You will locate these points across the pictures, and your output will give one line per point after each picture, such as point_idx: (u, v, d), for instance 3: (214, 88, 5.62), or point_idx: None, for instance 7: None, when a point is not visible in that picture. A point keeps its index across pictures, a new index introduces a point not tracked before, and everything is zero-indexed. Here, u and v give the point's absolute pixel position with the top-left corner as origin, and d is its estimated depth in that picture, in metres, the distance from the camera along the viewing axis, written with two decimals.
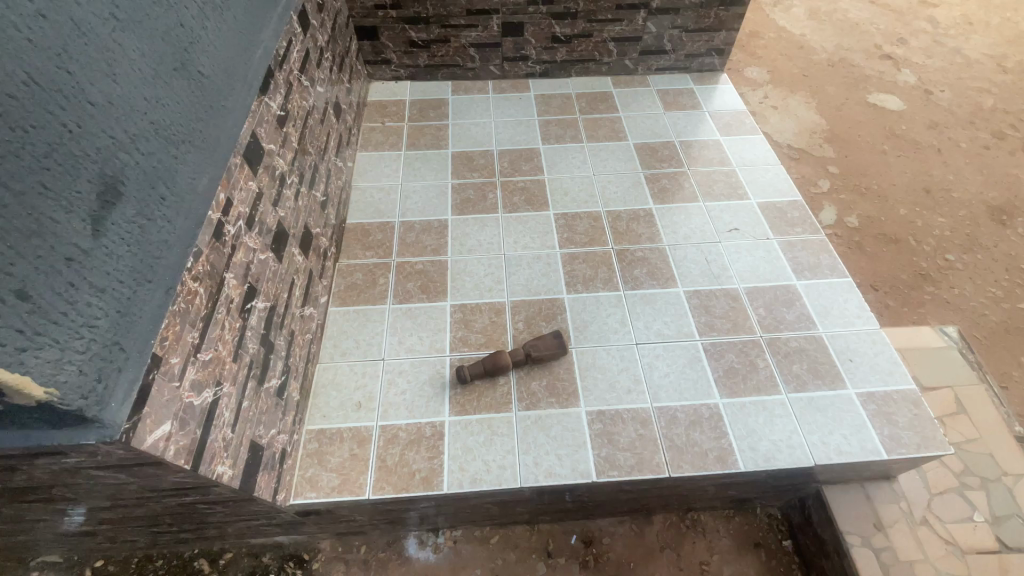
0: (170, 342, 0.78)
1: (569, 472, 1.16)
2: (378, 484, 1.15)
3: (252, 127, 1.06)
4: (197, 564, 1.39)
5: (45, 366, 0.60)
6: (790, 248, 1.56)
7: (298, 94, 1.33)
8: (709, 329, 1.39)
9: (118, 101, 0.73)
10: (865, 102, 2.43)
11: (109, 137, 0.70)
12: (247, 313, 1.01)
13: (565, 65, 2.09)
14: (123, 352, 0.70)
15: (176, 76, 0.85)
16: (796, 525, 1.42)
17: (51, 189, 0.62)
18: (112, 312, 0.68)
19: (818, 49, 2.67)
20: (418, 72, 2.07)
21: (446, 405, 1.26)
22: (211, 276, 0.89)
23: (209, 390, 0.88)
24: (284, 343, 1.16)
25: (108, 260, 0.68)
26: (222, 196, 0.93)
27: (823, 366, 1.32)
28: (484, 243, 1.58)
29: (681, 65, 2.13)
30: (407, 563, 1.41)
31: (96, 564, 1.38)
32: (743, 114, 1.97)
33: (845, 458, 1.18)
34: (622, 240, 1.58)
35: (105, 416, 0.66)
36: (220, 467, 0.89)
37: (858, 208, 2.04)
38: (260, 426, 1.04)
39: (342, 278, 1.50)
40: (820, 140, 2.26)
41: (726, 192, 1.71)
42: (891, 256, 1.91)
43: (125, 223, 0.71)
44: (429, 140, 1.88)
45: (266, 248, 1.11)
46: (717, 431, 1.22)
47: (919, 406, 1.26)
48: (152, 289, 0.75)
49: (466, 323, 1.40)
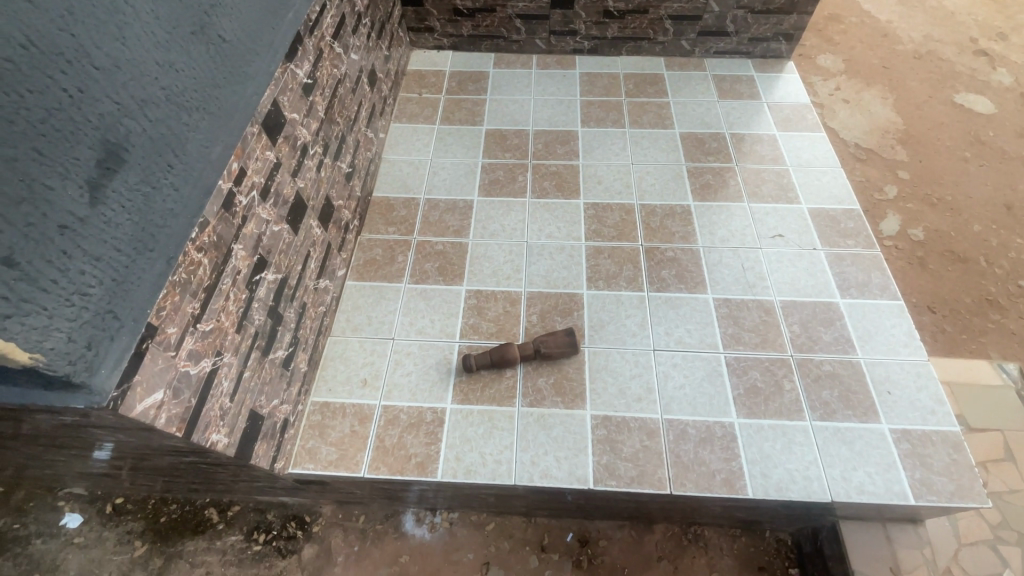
0: (167, 311, 0.78)
1: (567, 476, 1.13)
2: (374, 464, 1.16)
3: (273, 95, 1.04)
4: (207, 513, 1.46)
5: (31, 333, 0.61)
6: (837, 261, 1.44)
7: (328, 61, 1.30)
8: (735, 342, 1.30)
9: (126, 65, 0.71)
10: (949, 102, 2.18)
11: (114, 103, 0.69)
12: (255, 285, 1.01)
13: (616, 43, 1.97)
14: (117, 321, 0.70)
15: (193, 40, 0.82)
16: (805, 555, 1.35)
17: (47, 155, 0.61)
18: (108, 280, 0.69)
19: (905, 39, 2.40)
20: (461, 42, 2.00)
21: (449, 392, 1.25)
22: (218, 247, 0.89)
23: (209, 360, 0.88)
24: (293, 315, 1.17)
25: (106, 228, 0.68)
26: (234, 165, 0.92)
27: (856, 395, 1.22)
28: (508, 228, 1.53)
29: (743, 50, 1.97)
30: (402, 538, 1.43)
31: (116, 501, 1.47)
32: (806, 108, 1.81)
33: (867, 498, 1.10)
34: (653, 237, 1.49)
35: (94, 383, 0.67)
36: (214, 435, 0.91)
37: (924, 220, 1.85)
38: (262, 396, 1.06)
39: (362, 253, 1.49)
40: (891, 142, 2.05)
41: (775, 193, 1.58)
42: (955, 277, 1.73)
43: (127, 191, 0.71)
44: (464, 115, 1.82)
45: (281, 220, 1.10)
46: (728, 452, 1.15)
47: (960, 452, 1.14)
48: (153, 259, 0.75)
49: (480, 309, 1.37)
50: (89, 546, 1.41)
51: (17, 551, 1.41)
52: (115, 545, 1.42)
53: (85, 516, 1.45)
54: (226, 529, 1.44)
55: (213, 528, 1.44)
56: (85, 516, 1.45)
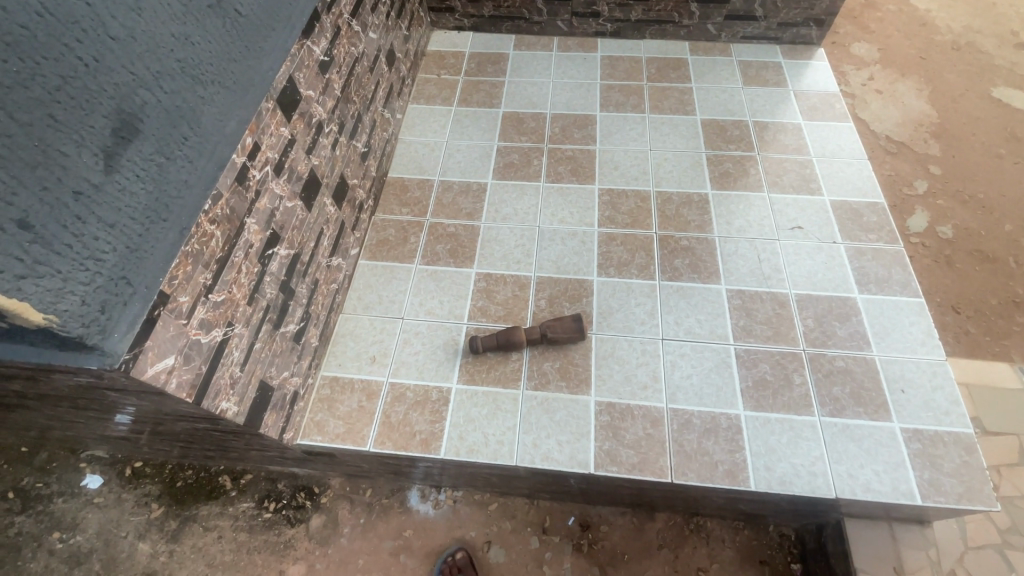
0: (179, 280, 0.80)
1: (568, 460, 1.13)
2: (379, 439, 1.18)
3: (288, 72, 1.05)
4: (220, 480, 1.52)
5: (45, 294, 0.63)
6: (858, 256, 1.39)
7: (346, 40, 1.30)
8: (747, 334, 1.28)
9: (141, 36, 0.72)
10: (986, 96, 2.09)
11: (129, 74, 0.71)
12: (267, 259, 1.03)
13: (639, 25, 1.92)
14: (130, 287, 0.73)
15: (209, 13, 0.83)
16: (809, 551, 1.35)
17: (61, 122, 0.63)
18: (121, 247, 0.71)
19: (944, 28, 2.30)
20: (482, 23, 1.98)
21: (455, 372, 1.26)
22: (230, 220, 0.91)
23: (220, 330, 0.91)
24: (305, 290, 1.19)
25: (121, 196, 0.70)
26: (247, 140, 0.94)
27: (867, 393, 1.19)
28: (520, 212, 1.52)
29: (771, 35, 1.90)
30: (407, 513, 1.46)
31: (135, 465, 1.54)
32: (834, 97, 1.75)
33: (873, 497, 1.08)
34: (667, 225, 1.47)
35: (106, 345, 0.69)
36: (224, 403, 0.94)
37: (953, 217, 1.79)
38: (272, 368, 1.08)
39: (375, 232, 1.50)
40: (923, 136, 1.98)
41: (797, 184, 1.54)
42: (982, 277, 1.67)
43: (141, 160, 0.73)
44: (482, 97, 1.81)
45: (294, 196, 1.12)
46: (732, 444, 1.14)
47: (973, 454, 1.11)
48: (166, 229, 0.77)
49: (489, 293, 1.38)
50: (108, 506, 1.48)
51: (40, 509, 1.48)
52: (133, 506, 1.48)
53: (105, 478, 1.52)
54: (239, 496, 1.49)
55: (226, 495, 1.50)
56: (105, 477, 1.52)
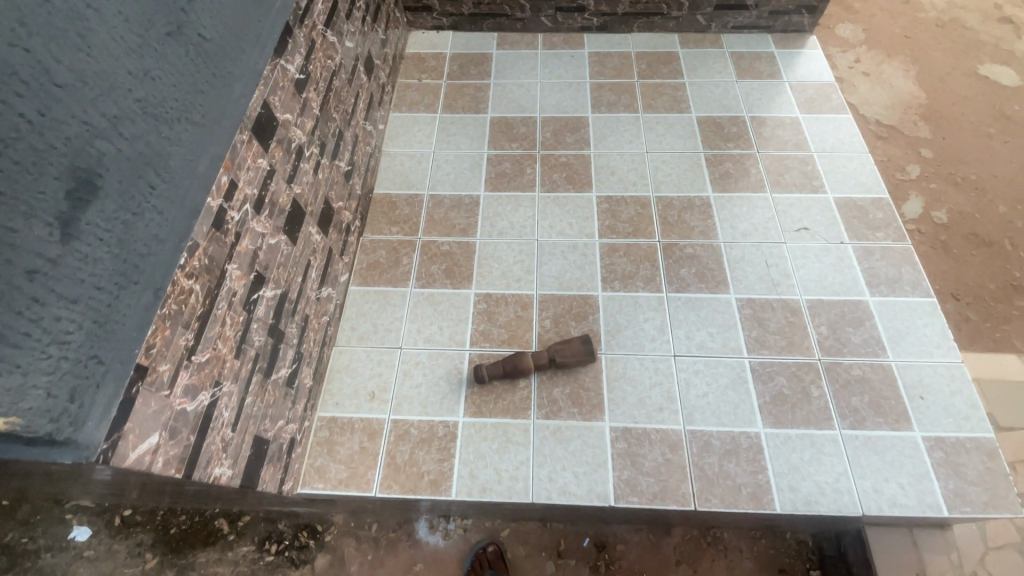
0: (158, 348, 0.73)
1: (586, 493, 1.09)
2: (385, 483, 1.11)
3: (262, 97, 0.96)
4: (217, 524, 1.44)
5: (4, 395, 0.54)
6: (866, 256, 1.36)
7: (321, 52, 1.20)
8: (760, 345, 1.24)
9: (93, 78, 0.63)
10: (973, 74, 2.06)
11: (81, 124, 0.61)
12: (253, 305, 0.95)
13: (627, 19, 1.84)
14: (101, 366, 0.64)
15: (169, 42, 0.74)
16: (828, 558, 1.33)
17: (7, 192, 0.54)
18: (88, 323, 0.62)
19: (927, 5, 2.26)
20: (462, 21, 1.88)
21: (461, 404, 1.19)
22: (210, 270, 0.83)
23: (207, 393, 0.83)
24: (296, 330, 1.11)
25: (83, 266, 0.62)
26: (222, 179, 0.85)
27: (886, 402, 1.16)
28: (517, 225, 1.45)
29: (763, 24, 1.84)
30: (416, 545, 1.40)
31: (125, 513, 1.45)
32: (831, 87, 1.70)
33: (900, 512, 1.05)
34: (670, 233, 1.41)
35: (79, 437, 0.61)
36: (218, 470, 0.86)
37: (947, 201, 1.77)
38: (266, 420, 1.01)
39: (365, 255, 1.42)
40: (913, 118, 1.95)
41: (800, 182, 1.49)
42: (980, 262, 1.65)
43: (103, 221, 0.64)
44: (467, 102, 1.72)
45: (278, 231, 1.03)
46: (754, 464, 1.10)
47: (996, 460, 1.09)
48: (138, 293, 0.69)
49: (490, 315, 1.31)
50: (99, 559, 1.40)
51: (27, 566, 1.39)
52: (126, 558, 1.40)
53: (93, 529, 1.43)
54: (238, 540, 1.42)
55: (224, 539, 1.42)
56: (94, 528, 1.43)
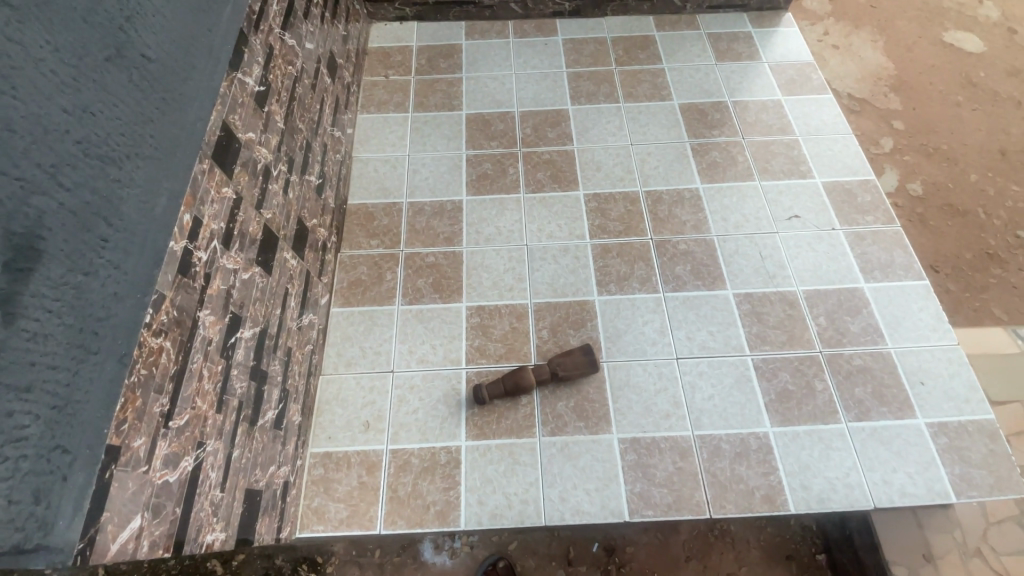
0: (131, 422, 0.65)
1: (600, 511, 1.06)
2: (389, 518, 1.06)
3: (220, 117, 0.86)
4: (209, 565, 1.35)
5: None
6: (858, 241, 1.35)
7: (280, 58, 1.09)
8: (761, 341, 1.22)
9: (21, 123, 0.53)
10: (939, 41, 2.06)
11: (12, 180, 0.52)
12: (231, 350, 0.87)
13: (600, 2, 1.76)
14: (67, 455, 0.56)
15: (110, 69, 0.64)
16: (833, 541, 1.34)
17: None
18: (46, 411, 0.54)
19: None
20: (426, 11, 1.77)
21: (462, 427, 1.14)
22: (181, 323, 0.74)
23: (190, 457, 0.76)
24: (279, 366, 1.03)
25: (32, 346, 0.53)
26: (185, 218, 0.76)
27: (888, 390, 1.16)
28: (504, 230, 1.38)
29: (738, 2, 1.79)
30: (423, 567, 1.36)
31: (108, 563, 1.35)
32: (810, 66, 1.67)
33: (910, 502, 1.06)
34: (662, 229, 1.37)
35: (52, 541, 0.54)
36: (208, 536, 0.80)
37: (921, 173, 1.78)
38: (256, 470, 0.93)
39: (345, 273, 1.33)
40: (884, 90, 1.94)
41: (787, 168, 1.47)
42: (957, 232, 1.67)
43: (51, 290, 0.55)
44: (440, 98, 1.62)
45: (251, 264, 0.94)
46: (765, 466, 1.09)
47: (996, 441, 1.11)
48: (100, 363, 0.60)
49: (484, 329, 1.25)
50: None
51: None
52: None
53: None
54: None
55: None
56: None
